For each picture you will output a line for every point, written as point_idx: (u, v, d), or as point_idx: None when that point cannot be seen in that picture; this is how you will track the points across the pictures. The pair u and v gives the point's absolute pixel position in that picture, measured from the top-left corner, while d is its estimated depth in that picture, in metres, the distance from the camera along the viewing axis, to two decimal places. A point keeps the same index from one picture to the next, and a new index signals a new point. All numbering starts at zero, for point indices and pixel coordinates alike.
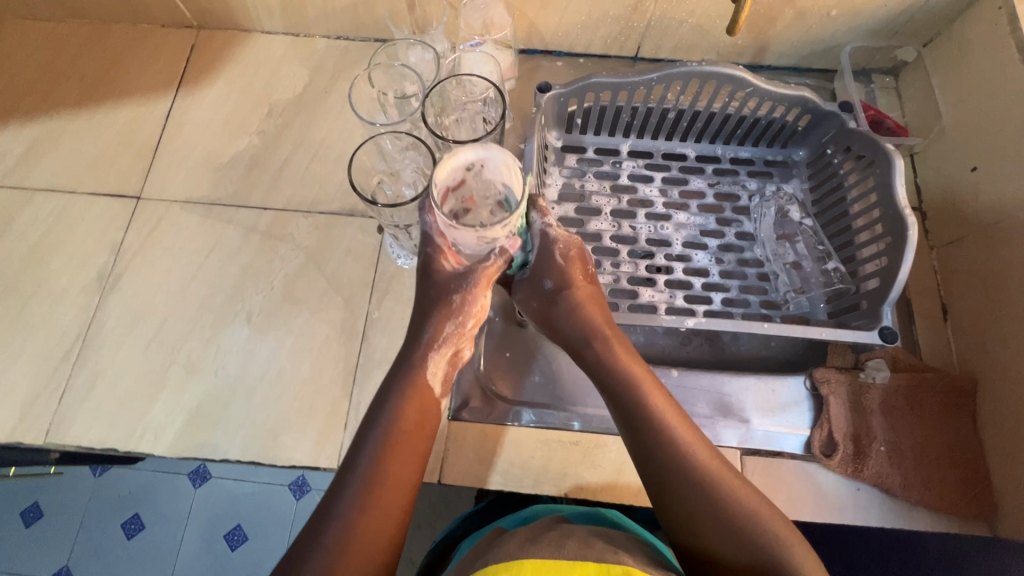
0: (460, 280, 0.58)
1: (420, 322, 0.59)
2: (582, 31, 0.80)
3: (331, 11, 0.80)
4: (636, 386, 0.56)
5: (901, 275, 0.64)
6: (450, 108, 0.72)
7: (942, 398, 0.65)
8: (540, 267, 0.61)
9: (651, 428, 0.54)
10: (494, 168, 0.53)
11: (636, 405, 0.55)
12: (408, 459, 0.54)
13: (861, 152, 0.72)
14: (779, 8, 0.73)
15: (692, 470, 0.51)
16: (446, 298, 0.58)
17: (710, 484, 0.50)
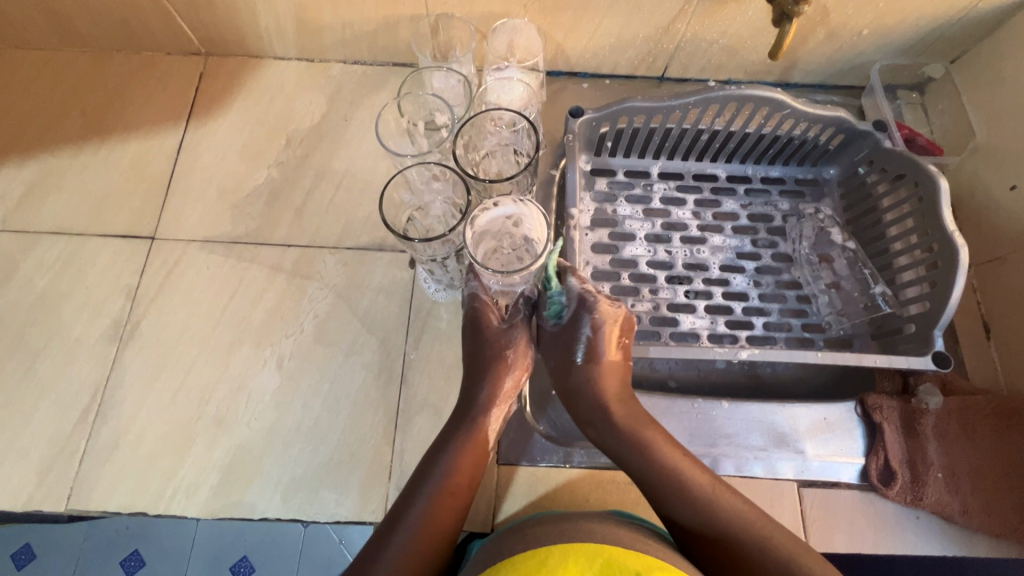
0: (510, 334, 0.62)
1: (478, 378, 0.60)
2: (610, 52, 0.78)
3: (350, 36, 0.77)
4: (650, 450, 0.55)
5: (952, 298, 0.63)
6: (482, 142, 0.69)
7: (995, 420, 0.64)
8: (569, 333, 0.61)
9: (671, 492, 0.53)
10: (526, 224, 0.61)
11: (654, 471, 0.54)
12: (454, 504, 0.53)
13: (898, 172, 0.72)
14: (811, 29, 0.72)
15: (720, 523, 0.51)
16: (506, 354, 0.60)
17: (742, 535, 0.51)
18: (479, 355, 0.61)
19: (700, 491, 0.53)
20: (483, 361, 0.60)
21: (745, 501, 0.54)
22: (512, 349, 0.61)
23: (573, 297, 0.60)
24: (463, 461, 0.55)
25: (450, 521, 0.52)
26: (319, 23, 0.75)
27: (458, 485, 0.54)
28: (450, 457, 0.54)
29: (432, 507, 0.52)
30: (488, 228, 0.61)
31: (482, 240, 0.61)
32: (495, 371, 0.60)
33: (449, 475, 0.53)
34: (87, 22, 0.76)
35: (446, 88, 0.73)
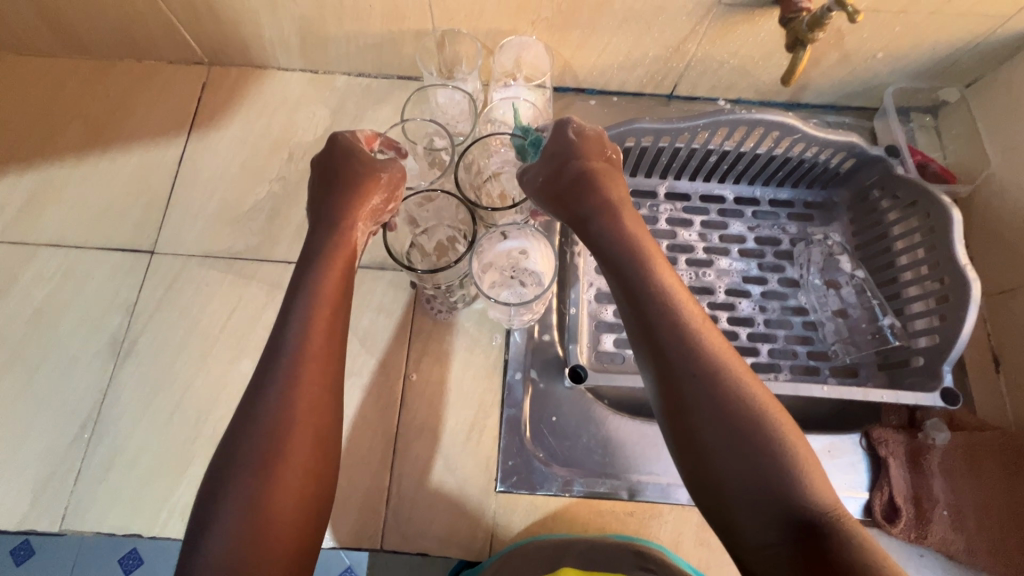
0: (306, 271, 0.50)
1: (286, 311, 0.48)
2: (618, 70, 0.77)
3: (354, 48, 0.76)
4: (666, 297, 0.46)
5: (962, 335, 0.63)
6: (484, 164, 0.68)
7: (1002, 457, 0.63)
8: (553, 137, 0.56)
9: (674, 341, 0.44)
10: (532, 259, 0.64)
11: (663, 314, 0.45)
12: (302, 477, 0.43)
13: (910, 199, 0.70)
14: (825, 51, 0.71)
15: (695, 344, 0.44)
16: (323, 261, 0.51)
17: (737, 414, 0.41)
18: (347, 171, 0.55)
19: (711, 355, 0.43)
20: (307, 253, 0.52)
21: (759, 384, 0.43)
22: (335, 258, 0.51)
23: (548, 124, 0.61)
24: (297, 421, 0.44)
25: (297, 498, 0.43)
26: (324, 35, 0.74)
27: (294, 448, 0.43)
28: (276, 421, 0.43)
29: (258, 492, 0.41)
30: (495, 260, 0.64)
31: (488, 270, 0.64)
32: (308, 297, 0.48)
33: (277, 443, 0.43)
34: (90, 30, 0.75)
35: (453, 103, 0.72)
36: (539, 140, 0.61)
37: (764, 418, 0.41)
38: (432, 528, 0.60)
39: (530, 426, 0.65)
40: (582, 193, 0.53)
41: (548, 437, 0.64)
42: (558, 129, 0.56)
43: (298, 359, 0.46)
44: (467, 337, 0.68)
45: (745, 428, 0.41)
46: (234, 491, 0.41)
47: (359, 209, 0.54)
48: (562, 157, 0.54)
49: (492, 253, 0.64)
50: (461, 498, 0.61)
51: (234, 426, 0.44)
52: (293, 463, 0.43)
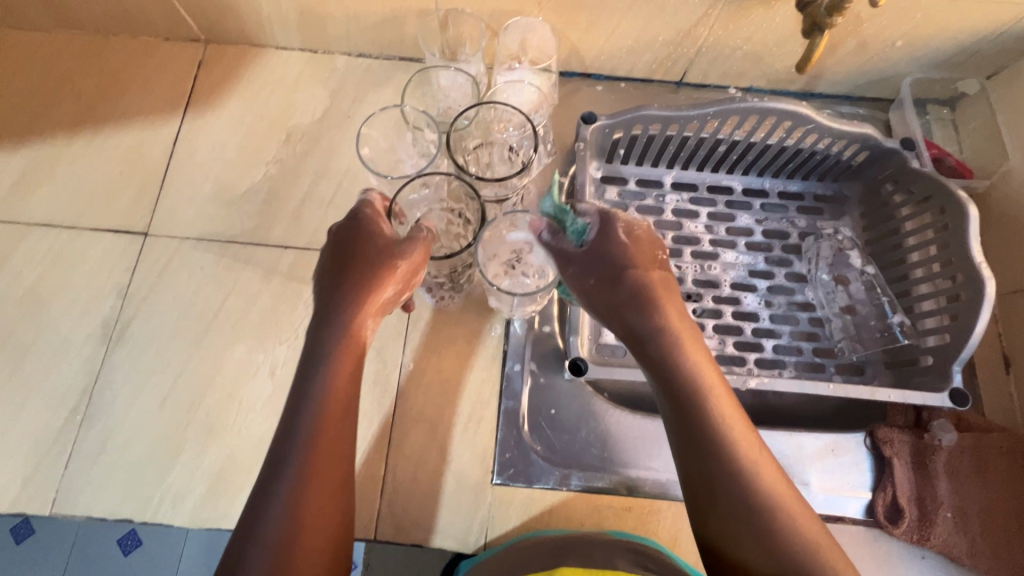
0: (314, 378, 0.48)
1: (311, 365, 0.49)
2: (627, 55, 0.75)
3: (355, 28, 0.74)
4: (700, 393, 0.49)
5: (975, 336, 0.61)
6: (468, 143, 0.67)
7: (1010, 459, 0.61)
8: (598, 232, 0.55)
9: (706, 439, 0.47)
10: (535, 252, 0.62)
11: (696, 410, 0.48)
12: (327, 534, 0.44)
13: (925, 195, 0.68)
14: (841, 38, 0.69)
15: (724, 446, 0.47)
16: (337, 347, 0.49)
17: (766, 516, 0.44)
18: (358, 257, 0.52)
19: (739, 453, 0.47)
20: (308, 353, 0.50)
21: (785, 482, 0.47)
22: (345, 350, 0.50)
23: (591, 219, 0.56)
24: (314, 487, 0.44)
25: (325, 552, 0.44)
26: (323, 13, 0.72)
27: (317, 506, 0.44)
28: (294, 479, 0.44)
29: (285, 545, 0.42)
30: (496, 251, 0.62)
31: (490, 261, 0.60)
32: (326, 375, 0.48)
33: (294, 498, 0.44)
34: (83, 4, 0.73)
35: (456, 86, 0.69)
36: (583, 227, 0.56)
37: (791, 520, 0.44)
38: (426, 521, 0.59)
39: (528, 419, 0.63)
40: (624, 289, 0.53)
41: (545, 430, 0.63)
42: (604, 224, 0.55)
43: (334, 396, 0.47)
44: (466, 326, 0.67)
45: (773, 530, 0.44)
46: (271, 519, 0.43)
47: (370, 303, 0.51)
48: (606, 248, 0.54)
49: (496, 244, 0.61)
50: (456, 491, 0.60)
51: (280, 444, 0.46)
52: (316, 517, 0.44)
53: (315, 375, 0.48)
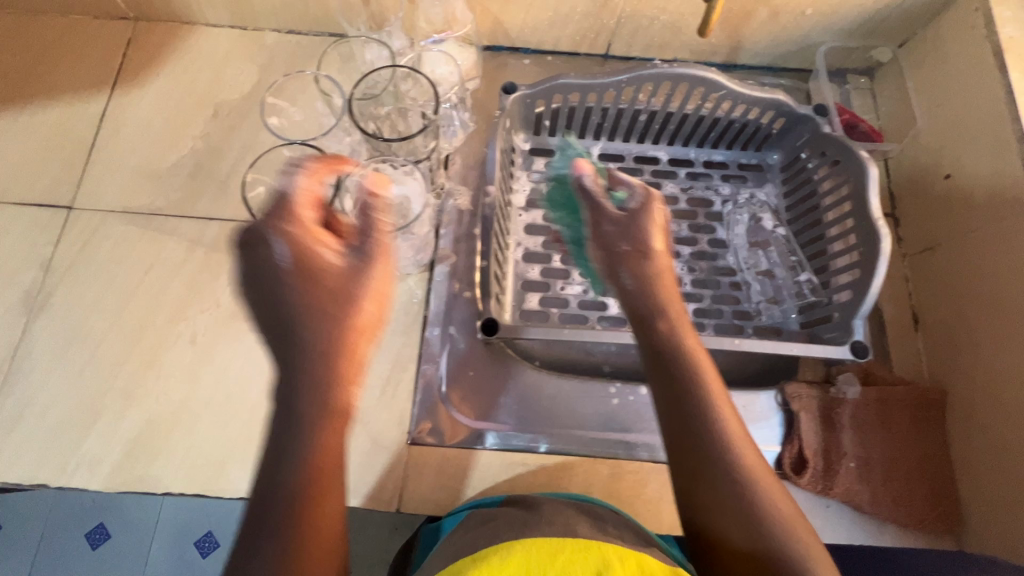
0: (303, 398, 0.38)
1: (290, 390, 0.38)
2: (549, 28, 0.76)
3: (280, 2, 0.75)
4: (692, 374, 0.44)
5: (871, 290, 0.63)
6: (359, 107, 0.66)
7: (913, 410, 0.64)
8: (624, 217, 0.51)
9: (696, 419, 0.43)
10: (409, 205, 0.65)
11: (688, 388, 0.44)
12: (307, 523, 0.37)
13: (835, 157, 0.70)
14: (751, 7, 0.71)
15: (720, 440, 0.43)
16: (318, 366, 0.38)
17: (750, 503, 0.41)
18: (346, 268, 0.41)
19: (728, 439, 0.43)
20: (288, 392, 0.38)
21: (770, 479, 0.42)
22: (338, 376, 0.39)
23: (635, 189, 0.53)
24: (308, 462, 0.38)
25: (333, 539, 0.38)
26: None
27: (320, 481, 0.38)
28: (297, 452, 0.38)
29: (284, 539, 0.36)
30: None
31: None
32: (316, 408, 0.38)
33: (302, 472, 0.37)
34: None
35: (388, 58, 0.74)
36: (621, 196, 0.55)
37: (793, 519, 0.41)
38: (342, 481, 0.60)
39: (447, 382, 0.64)
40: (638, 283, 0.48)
41: (465, 392, 0.64)
42: (632, 205, 0.52)
43: (336, 429, 0.39)
44: None
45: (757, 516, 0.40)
46: (263, 551, 0.36)
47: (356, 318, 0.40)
48: (634, 234, 0.50)
49: None
50: (372, 451, 0.62)
51: (271, 473, 0.38)
52: (323, 494, 0.38)
53: (318, 417, 0.38)
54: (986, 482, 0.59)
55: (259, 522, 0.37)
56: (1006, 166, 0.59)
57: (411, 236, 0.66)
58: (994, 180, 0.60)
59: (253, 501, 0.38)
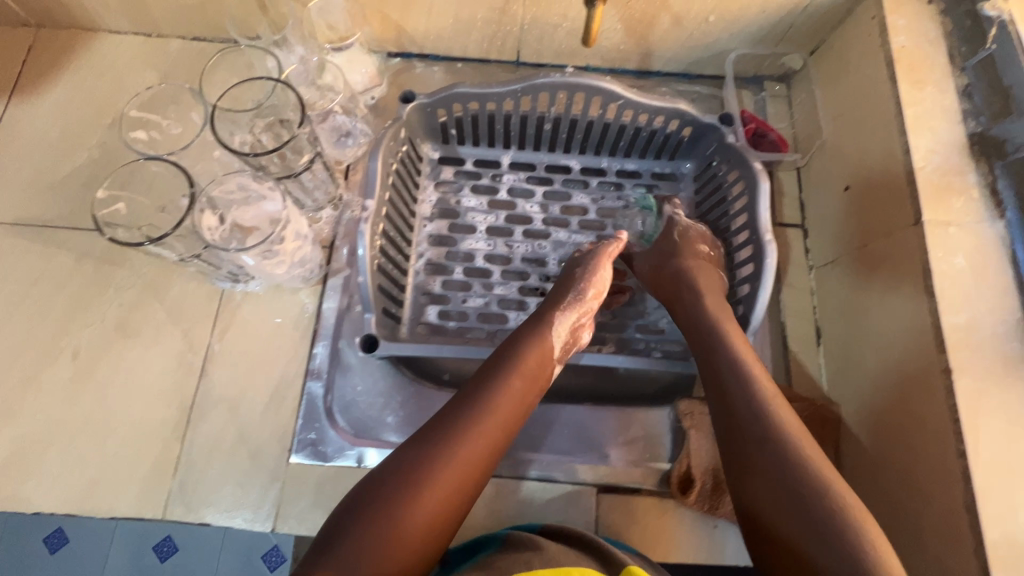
0: (473, 394, 0.52)
1: (501, 392, 0.52)
2: (455, 35, 0.74)
3: (177, 9, 0.73)
4: (749, 378, 0.52)
5: (757, 308, 0.61)
6: (238, 120, 0.62)
7: (806, 427, 0.61)
8: (662, 243, 0.68)
9: (750, 410, 0.50)
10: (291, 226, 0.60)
11: (739, 384, 0.52)
12: (438, 507, 0.45)
13: (736, 168, 0.68)
14: (654, 14, 0.69)
15: (778, 432, 0.49)
16: (508, 379, 0.53)
17: (798, 470, 0.46)
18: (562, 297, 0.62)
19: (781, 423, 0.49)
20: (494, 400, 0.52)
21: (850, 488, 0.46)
22: (517, 373, 0.54)
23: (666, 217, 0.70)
24: (448, 466, 0.47)
25: (440, 525, 0.45)
26: None
27: (451, 478, 0.46)
28: (427, 458, 0.47)
29: (382, 524, 0.43)
30: (247, 220, 0.59)
31: (236, 228, 0.58)
32: (489, 400, 0.51)
33: (429, 472, 0.46)
34: None
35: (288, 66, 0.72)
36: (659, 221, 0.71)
37: (830, 489, 0.45)
38: (218, 499, 0.60)
39: (330, 400, 0.63)
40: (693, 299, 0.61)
41: (349, 410, 0.63)
42: (668, 226, 0.69)
43: (507, 399, 0.52)
44: (277, 307, 0.67)
45: (808, 485, 0.45)
46: (404, 499, 0.44)
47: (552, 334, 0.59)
48: (668, 255, 0.66)
49: (243, 209, 0.59)
50: (251, 469, 0.61)
51: (433, 431, 0.49)
52: (456, 462, 0.47)
53: (503, 394, 0.52)
54: (870, 506, 0.56)
55: (398, 474, 0.46)
56: (893, 180, 0.58)
57: (277, 256, 0.59)
58: (883, 194, 0.59)
59: (394, 461, 0.47)
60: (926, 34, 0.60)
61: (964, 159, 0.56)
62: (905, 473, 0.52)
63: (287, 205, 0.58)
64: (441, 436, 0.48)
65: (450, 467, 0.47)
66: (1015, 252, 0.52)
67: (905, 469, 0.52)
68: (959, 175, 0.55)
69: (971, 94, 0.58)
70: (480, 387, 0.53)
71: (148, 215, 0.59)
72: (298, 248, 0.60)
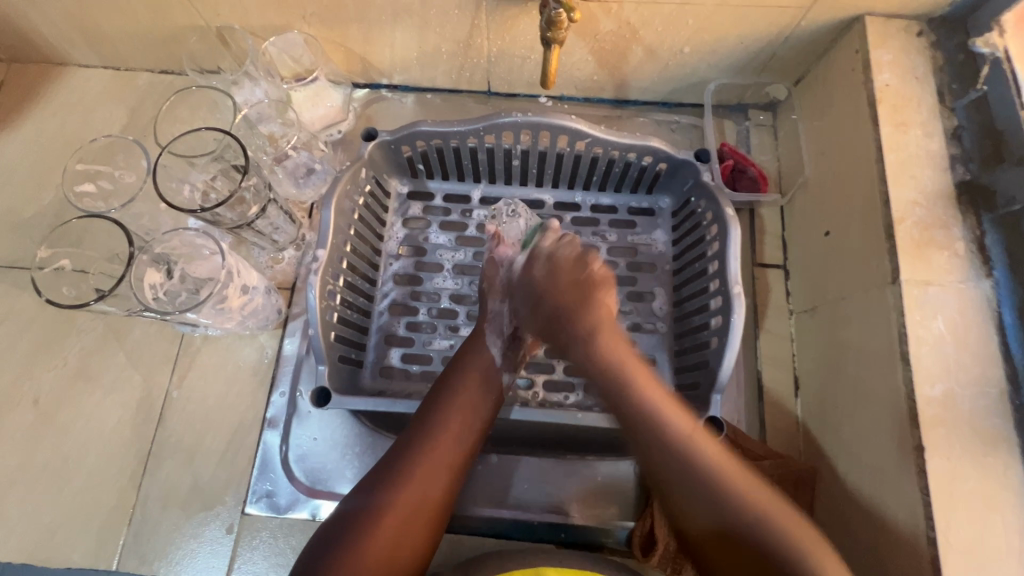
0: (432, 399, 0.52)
1: (445, 414, 0.50)
2: (421, 66, 0.72)
3: (140, 44, 0.72)
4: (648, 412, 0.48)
5: (724, 365, 0.57)
6: (198, 164, 0.61)
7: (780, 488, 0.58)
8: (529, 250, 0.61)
9: (644, 422, 0.48)
10: (242, 277, 0.59)
11: (631, 394, 0.49)
12: (394, 543, 0.43)
13: (711, 208, 0.64)
14: (625, 46, 0.65)
15: (696, 465, 0.44)
16: (458, 389, 0.53)
17: (724, 492, 0.43)
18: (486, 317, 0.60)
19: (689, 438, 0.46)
20: (431, 432, 0.49)
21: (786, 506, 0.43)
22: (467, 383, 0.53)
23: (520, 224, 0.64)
24: (402, 500, 0.45)
25: (407, 559, 0.44)
26: (102, 32, 0.70)
27: (408, 513, 0.45)
28: (379, 497, 0.45)
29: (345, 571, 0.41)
30: (196, 273, 0.58)
31: (185, 283, 0.58)
32: (440, 414, 0.50)
33: (382, 510, 0.44)
34: None
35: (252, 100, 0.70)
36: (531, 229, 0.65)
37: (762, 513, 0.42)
38: (171, 551, 0.59)
39: (285, 450, 0.61)
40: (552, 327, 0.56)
41: (304, 460, 0.61)
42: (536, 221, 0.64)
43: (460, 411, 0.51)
44: (236, 351, 0.66)
45: (741, 512, 0.42)
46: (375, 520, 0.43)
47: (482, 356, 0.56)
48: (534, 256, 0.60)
49: (193, 261, 0.58)
50: (204, 520, 0.60)
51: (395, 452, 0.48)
52: (413, 483, 0.46)
53: (455, 405, 0.51)
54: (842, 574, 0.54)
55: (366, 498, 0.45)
56: (873, 231, 0.54)
57: (226, 312, 0.58)
58: (863, 244, 0.55)
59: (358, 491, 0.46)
60: (913, 70, 0.56)
61: (949, 211, 0.52)
62: (877, 550, 0.49)
63: (229, 258, 0.56)
64: (399, 457, 0.47)
65: (413, 485, 0.46)
66: (1002, 316, 0.48)
67: (874, 543, 0.50)
68: (943, 229, 0.51)
69: (961, 137, 0.54)
70: (426, 414, 0.51)
71: (99, 263, 0.59)
72: (250, 299, 0.60)
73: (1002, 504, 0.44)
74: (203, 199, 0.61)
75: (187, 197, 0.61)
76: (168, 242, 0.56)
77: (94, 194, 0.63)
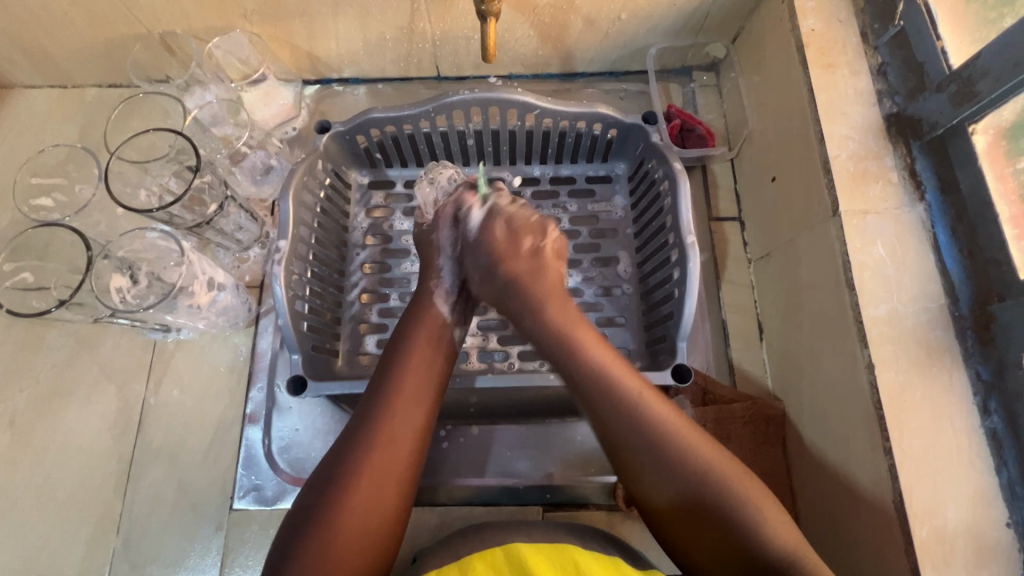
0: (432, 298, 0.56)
1: (399, 371, 0.49)
2: (368, 57, 0.73)
3: (85, 58, 0.71)
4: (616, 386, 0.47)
5: (686, 313, 0.59)
6: (152, 169, 0.62)
7: (751, 427, 0.60)
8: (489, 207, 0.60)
9: (615, 405, 0.46)
10: (210, 275, 0.60)
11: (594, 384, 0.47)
12: (365, 518, 0.42)
13: (662, 167, 0.66)
14: (564, 17, 0.67)
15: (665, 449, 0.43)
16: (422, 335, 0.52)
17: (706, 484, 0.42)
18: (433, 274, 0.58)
19: (651, 418, 0.45)
20: (387, 395, 0.47)
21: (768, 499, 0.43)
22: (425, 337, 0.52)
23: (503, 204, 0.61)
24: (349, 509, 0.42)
25: (375, 554, 0.42)
26: (44, 50, 0.69)
27: (363, 510, 0.42)
28: (328, 500, 0.42)
29: None
30: (162, 271, 0.58)
31: (151, 284, 0.58)
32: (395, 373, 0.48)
33: (343, 490, 0.42)
34: None
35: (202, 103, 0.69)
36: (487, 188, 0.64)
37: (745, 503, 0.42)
38: (162, 553, 0.60)
39: (267, 443, 0.61)
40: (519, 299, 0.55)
41: (287, 451, 0.62)
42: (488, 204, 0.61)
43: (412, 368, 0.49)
44: (210, 352, 0.66)
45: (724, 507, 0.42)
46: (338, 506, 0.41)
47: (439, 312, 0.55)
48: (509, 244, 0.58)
49: (159, 262, 0.58)
50: (193, 520, 0.61)
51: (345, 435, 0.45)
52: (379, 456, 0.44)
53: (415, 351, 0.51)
54: (814, 500, 0.56)
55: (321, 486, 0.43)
56: (811, 170, 0.56)
57: (196, 310, 0.59)
58: (805, 184, 0.57)
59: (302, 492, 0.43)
60: (836, 14, 0.59)
61: (880, 143, 0.54)
62: (843, 470, 0.51)
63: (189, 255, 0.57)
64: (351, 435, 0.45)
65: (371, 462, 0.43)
66: (937, 236, 0.51)
67: (839, 465, 0.52)
68: (875, 160, 0.53)
69: (886, 73, 0.56)
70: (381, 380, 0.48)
71: (59, 277, 0.59)
72: (221, 296, 0.62)
73: (949, 409, 0.46)
74: (160, 201, 0.62)
75: (144, 200, 0.62)
76: (129, 245, 0.58)
77: (51, 208, 0.63)
